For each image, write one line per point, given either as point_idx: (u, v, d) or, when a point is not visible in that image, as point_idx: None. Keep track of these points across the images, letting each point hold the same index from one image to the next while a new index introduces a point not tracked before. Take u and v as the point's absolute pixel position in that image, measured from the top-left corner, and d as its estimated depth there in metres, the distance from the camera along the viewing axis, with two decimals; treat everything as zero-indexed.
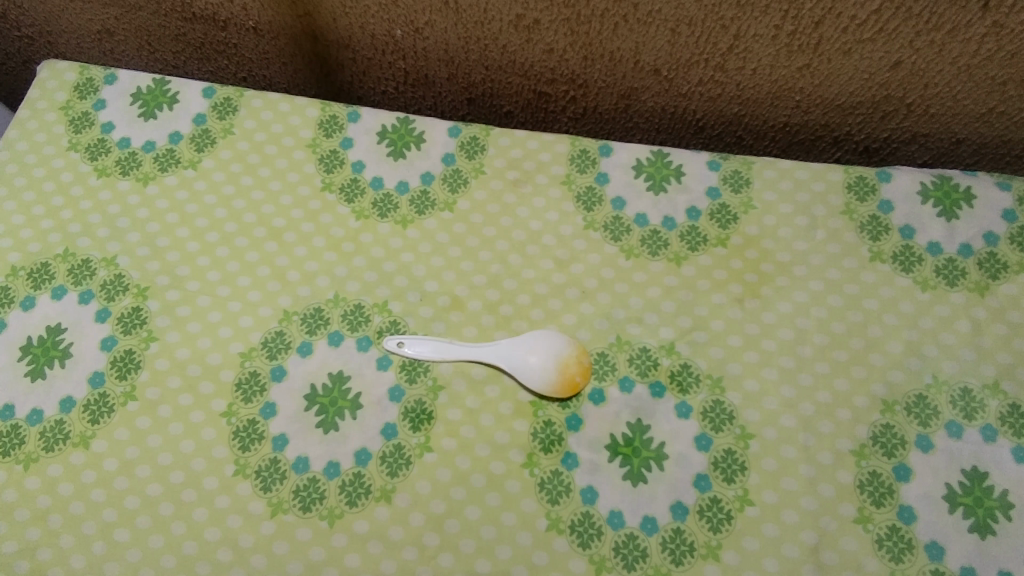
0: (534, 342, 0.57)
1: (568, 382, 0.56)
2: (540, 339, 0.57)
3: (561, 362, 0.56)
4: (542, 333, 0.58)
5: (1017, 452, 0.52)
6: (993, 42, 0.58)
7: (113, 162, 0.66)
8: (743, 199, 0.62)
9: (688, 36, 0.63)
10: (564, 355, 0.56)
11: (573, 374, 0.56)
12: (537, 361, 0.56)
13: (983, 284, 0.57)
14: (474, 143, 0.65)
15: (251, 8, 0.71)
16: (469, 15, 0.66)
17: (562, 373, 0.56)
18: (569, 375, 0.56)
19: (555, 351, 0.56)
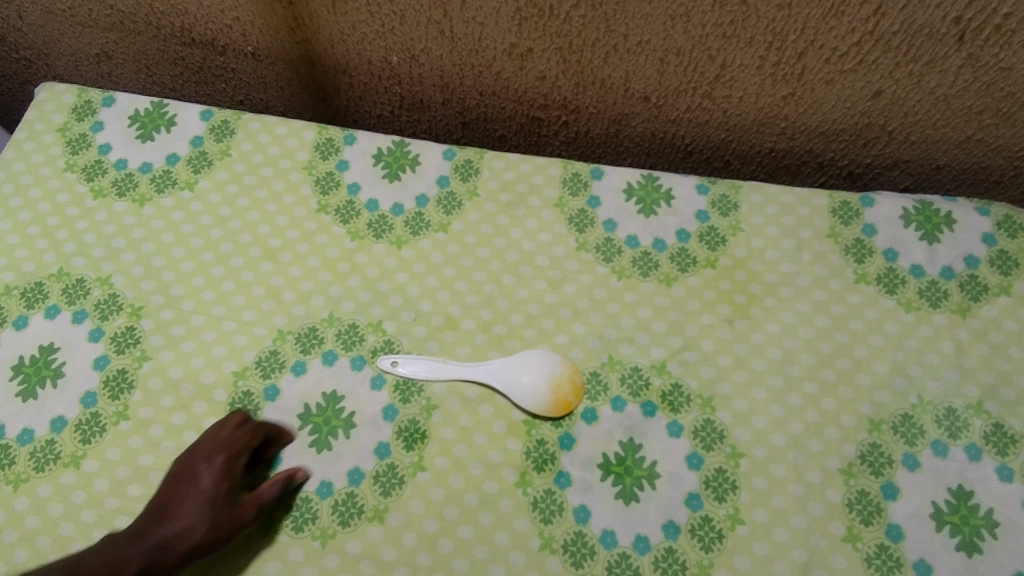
0: (525, 361, 0.58)
1: (560, 402, 0.56)
2: (533, 359, 0.58)
3: (553, 382, 0.57)
4: (534, 353, 0.58)
5: (1001, 471, 0.53)
6: (969, 73, 0.60)
7: (109, 183, 0.66)
8: (731, 222, 0.63)
9: (676, 65, 0.65)
10: (556, 375, 0.57)
11: (565, 394, 0.56)
12: (529, 381, 0.57)
13: (965, 305, 0.59)
14: (468, 165, 0.67)
15: (250, 33, 0.73)
16: (464, 43, 0.68)
17: (555, 393, 0.56)
18: (561, 395, 0.56)
19: (548, 370, 0.57)
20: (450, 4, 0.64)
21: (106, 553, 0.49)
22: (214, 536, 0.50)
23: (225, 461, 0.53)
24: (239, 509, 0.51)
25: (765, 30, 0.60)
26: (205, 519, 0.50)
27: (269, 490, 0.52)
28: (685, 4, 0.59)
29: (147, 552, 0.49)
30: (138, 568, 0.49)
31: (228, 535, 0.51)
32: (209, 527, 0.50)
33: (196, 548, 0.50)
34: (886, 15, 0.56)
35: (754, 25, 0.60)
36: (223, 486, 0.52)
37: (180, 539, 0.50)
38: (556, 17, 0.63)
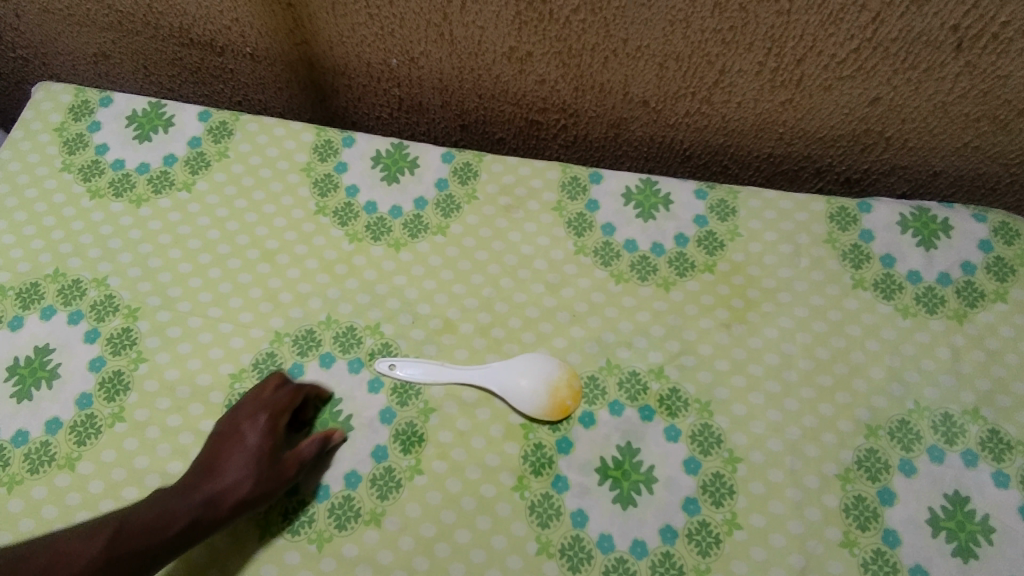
0: (523, 365, 0.58)
1: (558, 406, 0.56)
2: (531, 363, 0.58)
3: (551, 386, 0.57)
4: (533, 357, 0.58)
5: (997, 477, 0.54)
6: (966, 81, 0.60)
7: (106, 183, 0.66)
8: (730, 227, 0.63)
9: (675, 70, 0.65)
10: (554, 379, 0.57)
11: (563, 398, 0.57)
12: (527, 385, 0.57)
13: (962, 311, 0.59)
14: (467, 168, 0.67)
15: (249, 35, 0.72)
16: (463, 47, 0.68)
17: (553, 397, 0.56)
18: (559, 399, 0.56)
19: (545, 374, 0.57)
20: (450, 7, 0.64)
21: (155, 507, 0.49)
22: (260, 491, 0.51)
23: (269, 419, 0.54)
24: (282, 466, 0.52)
25: (764, 36, 0.60)
26: (251, 474, 0.51)
27: (309, 447, 0.53)
28: (685, 9, 0.59)
29: (196, 506, 0.50)
30: (187, 521, 0.49)
31: (273, 491, 0.51)
32: (255, 482, 0.51)
33: (243, 503, 0.50)
34: (884, 22, 0.57)
35: (753, 31, 0.60)
36: (268, 444, 0.53)
37: (227, 495, 0.50)
38: (556, 22, 0.63)
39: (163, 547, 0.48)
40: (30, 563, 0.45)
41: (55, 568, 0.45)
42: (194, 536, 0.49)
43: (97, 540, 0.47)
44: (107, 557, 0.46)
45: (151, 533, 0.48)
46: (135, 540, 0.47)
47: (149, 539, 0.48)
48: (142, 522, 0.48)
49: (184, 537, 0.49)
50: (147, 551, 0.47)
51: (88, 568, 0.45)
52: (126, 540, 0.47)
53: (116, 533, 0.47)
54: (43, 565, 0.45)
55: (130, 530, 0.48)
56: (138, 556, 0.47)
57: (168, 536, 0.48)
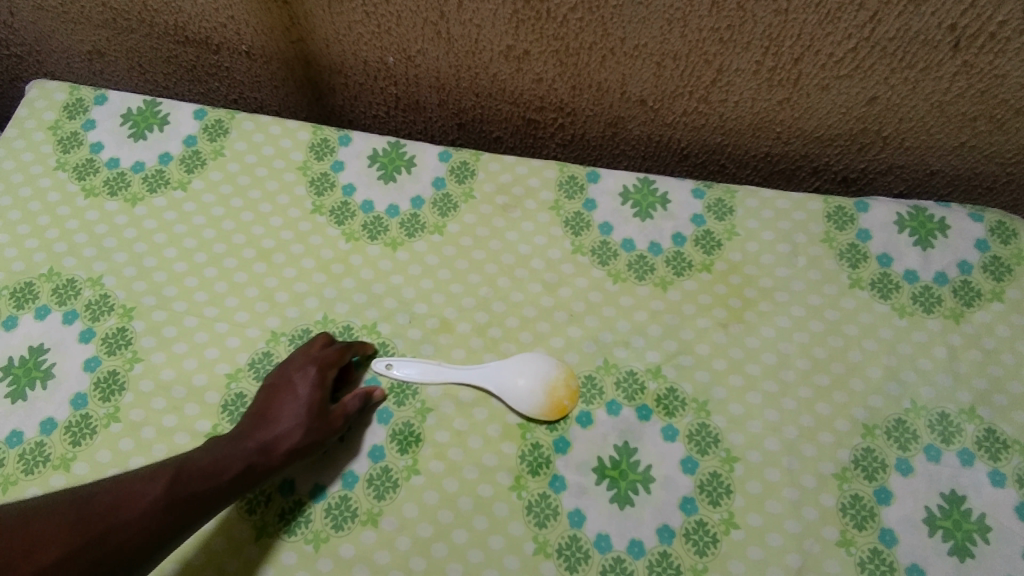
0: (520, 364, 0.58)
1: (556, 405, 0.56)
2: (529, 363, 0.58)
3: (549, 386, 0.57)
4: (530, 357, 0.58)
5: (993, 476, 0.54)
6: (963, 80, 0.60)
7: (101, 182, 0.65)
8: (727, 226, 0.63)
9: (673, 69, 0.65)
10: (552, 378, 0.57)
11: (561, 398, 0.57)
12: (525, 384, 0.57)
13: (958, 311, 0.59)
14: (464, 167, 0.66)
15: (245, 33, 0.72)
16: (460, 45, 0.68)
17: (550, 397, 0.56)
18: (557, 399, 0.56)
19: (543, 374, 0.57)
20: (447, 6, 0.64)
21: (211, 452, 0.50)
22: (311, 440, 0.52)
23: (318, 371, 0.54)
24: (331, 417, 0.53)
25: (761, 35, 0.60)
26: (302, 423, 0.52)
27: (353, 402, 0.55)
28: (683, 8, 0.59)
29: (250, 452, 0.51)
30: (242, 467, 0.50)
31: (321, 441, 0.53)
32: (306, 431, 0.52)
33: (294, 452, 0.52)
34: (882, 21, 0.57)
35: (750, 30, 0.60)
36: (319, 395, 0.54)
37: (279, 442, 0.52)
38: (553, 20, 0.63)
39: (219, 492, 0.49)
40: (97, 504, 0.45)
41: (120, 509, 0.45)
42: (248, 482, 0.50)
43: (158, 483, 0.47)
44: (169, 500, 0.47)
45: (209, 478, 0.49)
46: (194, 484, 0.48)
47: (207, 483, 0.48)
48: (199, 467, 0.49)
49: (240, 483, 0.50)
50: (206, 495, 0.48)
51: (152, 510, 0.46)
52: (186, 483, 0.48)
53: (176, 477, 0.48)
54: (109, 506, 0.45)
55: (189, 474, 0.48)
56: (197, 500, 0.48)
57: (225, 481, 0.49)
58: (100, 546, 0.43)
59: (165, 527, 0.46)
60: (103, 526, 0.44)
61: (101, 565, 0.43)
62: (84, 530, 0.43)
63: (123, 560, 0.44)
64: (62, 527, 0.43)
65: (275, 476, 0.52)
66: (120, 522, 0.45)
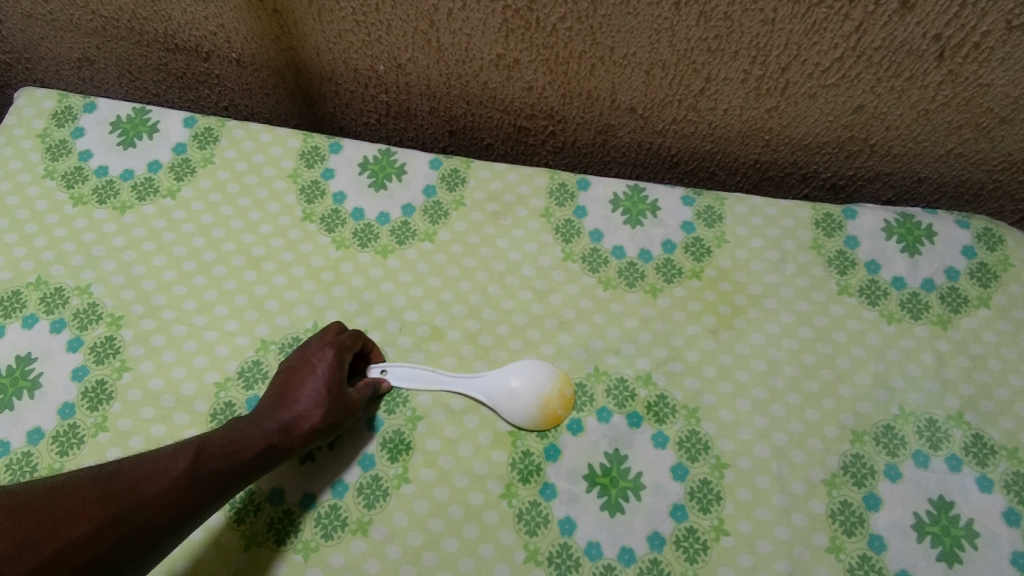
0: (516, 376, 0.58)
1: (549, 416, 0.56)
2: (526, 374, 0.58)
3: (543, 398, 0.56)
4: (528, 367, 0.58)
5: (981, 482, 0.54)
6: (949, 89, 0.61)
7: (89, 190, 0.65)
8: (717, 233, 0.64)
9: (662, 78, 0.66)
10: (547, 391, 0.57)
11: (555, 409, 0.56)
12: (519, 398, 0.56)
13: (946, 317, 0.60)
14: (455, 175, 0.66)
15: (235, 40, 0.72)
16: (450, 53, 0.68)
17: (544, 408, 0.56)
18: (551, 409, 0.56)
19: (538, 386, 0.57)
20: (437, 14, 0.64)
21: (231, 431, 0.50)
22: (331, 421, 0.53)
23: (336, 354, 0.55)
24: (349, 399, 0.54)
25: (748, 44, 0.61)
26: (322, 403, 0.53)
27: (365, 389, 0.56)
28: (671, 18, 0.60)
29: (272, 431, 0.51)
30: (263, 445, 0.50)
31: (340, 422, 0.53)
32: (326, 412, 0.53)
33: (313, 433, 0.52)
34: (867, 31, 0.57)
35: (738, 40, 0.60)
36: (338, 377, 0.54)
37: (299, 423, 0.52)
38: (543, 29, 0.63)
39: (241, 470, 0.48)
40: (121, 478, 0.43)
41: (143, 486, 0.43)
42: (269, 461, 0.50)
43: (182, 459, 0.46)
44: (193, 476, 0.45)
45: (231, 455, 0.48)
46: (216, 461, 0.47)
47: (229, 461, 0.48)
48: (220, 445, 0.48)
49: (261, 461, 0.50)
50: (227, 473, 0.47)
51: (176, 486, 0.45)
52: (209, 460, 0.47)
53: (198, 454, 0.47)
54: (134, 481, 0.43)
55: (210, 452, 0.47)
56: (219, 477, 0.47)
57: (247, 458, 0.49)
58: (125, 522, 0.42)
59: (188, 505, 0.45)
60: (128, 501, 0.42)
61: (126, 543, 0.42)
62: (108, 506, 0.42)
63: (147, 537, 0.43)
64: (86, 502, 0.41)
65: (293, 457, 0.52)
66: (145, 499, 0.43)
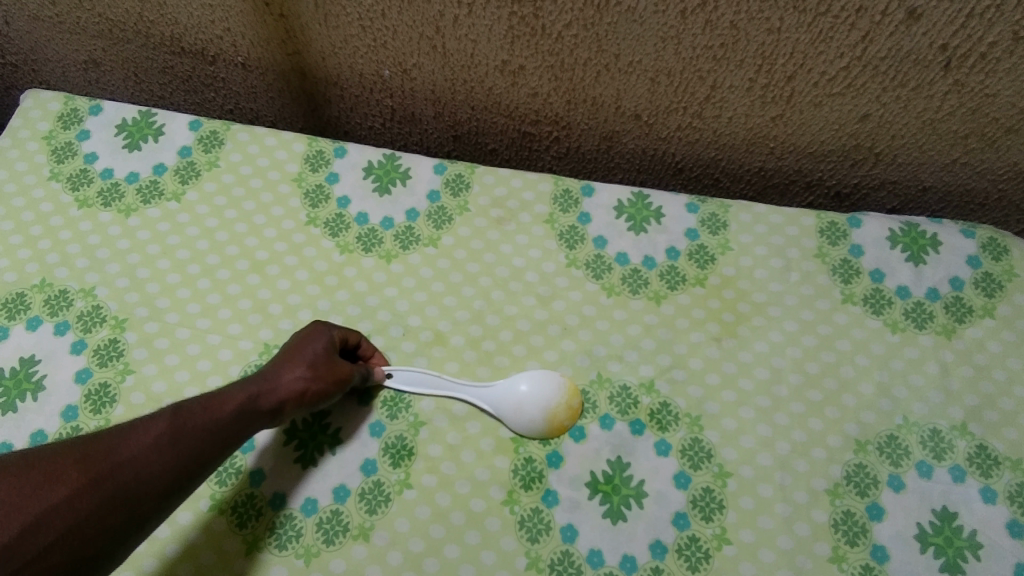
0: (520, 390, 0.57)
1: (557, 429, 0.56)
2: (537, 385, 0.57)
3: (550, 412, 0.56)
4: (541, 379, 0.58)
5: (985, 493, 0.54)
6: (954, 99, 0.61)
7: (94, 193, 0.65)
8: (721, 241, 0.64)
9: (667, 85, 0.66)
10: (554, 405, 0.56)
11: (562, 421, 0.56)
12: (526, 412, 0.56)
13: (950, 327, 0.59)
14: (459, 180, 0.67)
15: (241, 44, 0.72)
16: (456, 59, 0.68)
17: (551, 422, 0.56)
18: (558, 422, 0.56)
19: (544, 400, 0.56)
20: (443, 20, 0.64)
21: (213, 392, 0.50)
22: (316, 375, 0.53)
23: (324, 325, 0.56)
24: (334, 358, 0.54)
25: (754, 53, 0.61)
26: (307, 359, 0.53)
27: (358, 372, 0.56)
28: (676, 26, 0.60)
29: (254, 384, 0.51)
30: (244, 397, 0.50)
31: (323, 375, 0.53)
32: (311, 367, 0.53)
33: (296, 384, 0.52)
34: (873, 41, 0.57)
35: (744, 49, 0.60)
36: (325, 339, 0.55)
37: (281, 376, 0.52)
38: (549, 36, 0.63)
39: (225, 424, 0.48)
40: (99, 441, 0.43)
41: (122, 446, 0.43)
42: (250, 412, 0.50)
43: (161, 419, 0.46)
44: (173, 433, 0.45)
45: (210, 408, 0.48)
46: (195, 417, 0.47)
47: (210, 416, 0.48)
48: (198, 402, 0.48)
49: (242, 414, 0.49)
50: (211, 429, 0.47)
51: (157, 443, 0.44)
52: (189, 417, 0.47)
53: (176, 412, 0.47)
54: (112, 443, 0.43)
55: (189, 409, 0.47)
56: (202, 433, 0.47)
57: (228, 411, 0.49)
58: (109, 482, 0.42)
59: (175, 461, 0.45)
60: (109, 462, 0.42)
61: (114, 503, 0.42)
62: (88, 468, 0.41)
63: (137, 496, 0.43)
64: (66, 466, 0.41)
65: (276, 413, 0.52)
66: (126, 458, 0.43)
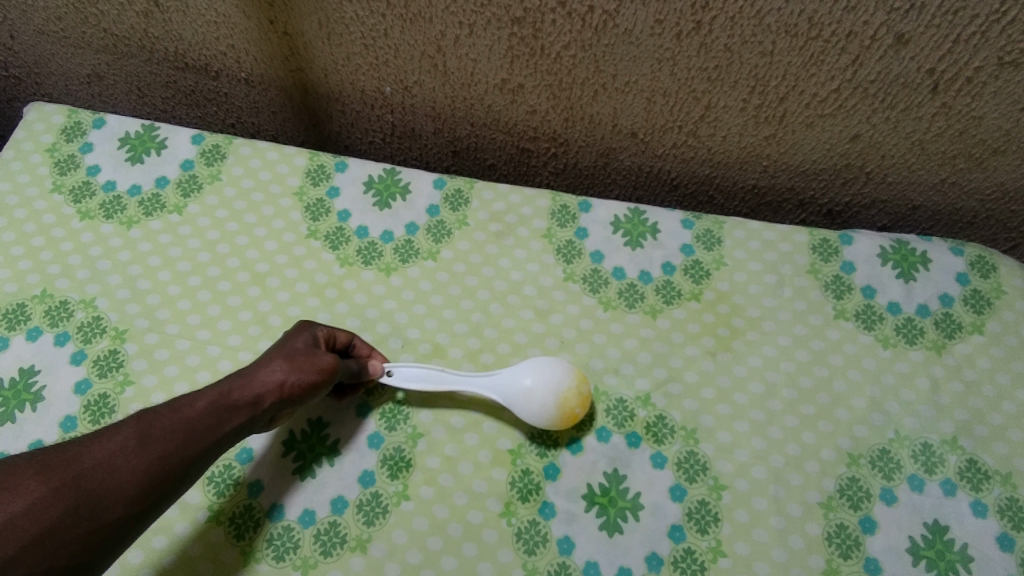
0: (529, 378, 0.57)
1: (568, 416, 0.56)
2: (545, 370, 0.57)
3: (561, 396, 0.56)
4: (549, 364, 0.58)
5: (975, 506, 0.54)
6: (942, 121, 0.62)
7: (96, 205, 0.66)
8: (715, 257, 0.65)
9: (663, 105, 0.67)
10: (564, 389, 0.56)
11: (573, 407, 0.56)
12: (535, 398, 0.56)
13: (940, 342, 0.61)
14: (459, 195, 0.67)
15: (245, 61, 0.73)
16: (456, 77, 0.70)
17: (562, 408, 0.55)
18: (569, 408, 0.56)
19: (554, 385, 0.56)
20: (444, 40, 0.66)
21: (187, 394, 0.50)
22: (293, 366, 0.53)
23: (307, 326, 0.57)
24: (315, 352, 0.54)
25: (748, 75, 0.62)
26: (285, 352, 0.54)
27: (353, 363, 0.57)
28: (672, 48, 0.61)
29: (228, 381, 0.51)
30: (215, 394, 0.50)
31: (302, 368, 0.53)
32: (288, 359, 0.53)
33: (273, 378, 0.52)
34: (864, 65, 0.59)
35: (737, 71, 0.62)
36: (307, 335, 0.56)
37: (256, 372, 0.52)
38: (547, 56, 0.65)
39: (197, 423, 0.48)
40: (64, 451, 0.44)
41: (85, 455, 0.44)
42: (224, 409, 0.49)
43: (125, 425, 0.46)
44: (139, 436, 0.45)
45: (178, 409, 0.48)
46: (164, 419, 0.47)
47: (179, 416, 0.47)
48: (166, 406, 0.48)
49: (215, 411, 0.49)
50: (181, 428, 0.47)
51: (122, 448, 0.45)
52: (155, 419, 0.46)
53: (142, 417, 0.47)
54: (77, 452, 0.44)
55: (156, 412, 0.47)
56: (171, 434, 0.46)
57: (198, 409, 0.48)
58: (73, 489, 0.42)
59: (142, 464, 0.45)
60: (73, 470, 0.43)
61: (81, 508, 0.42)
62: (50, 478, 0.42)
63: (105, 501, 0.43)
64: (28, 477, 0.42)
65: (255, 409, 0.51)
66: (90, 466, 0.44)
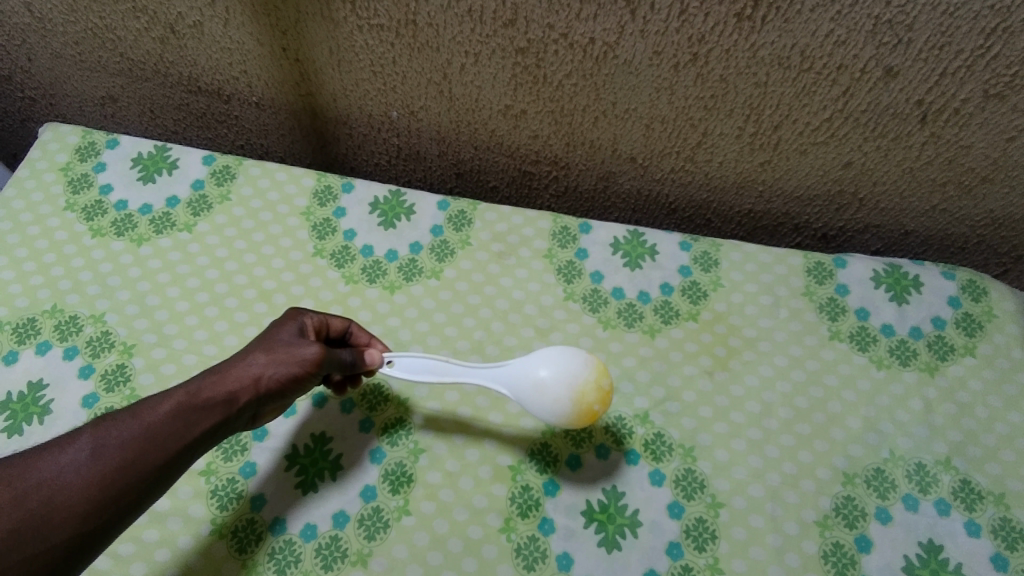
0: (543, 369, 0.56)
1: (586, 410, 0.54)
2: (561, 361, 0.56)
3: (578, 391, 0.54)
4: (565, 355, 0.56)
5: (969, 526, 0.55)
6: (931, 149, 0.64)
7: (108, 223, 0.68)
8: (712, 278, 0.66)
9: (661, 132, 0.69)
10: (580, 382, 0.55)
11: (591, 403, 0.54)
12: (551, 392, 0.55)
13: (933, 364, 0.62)
14: (462, 216, 0.69)
15: (256, 86, 0.76)
16: (461, 103, 0.72)
17: (579, 403, 0.54)
18: (586, 403, 0.54)
19: (571, 377, 0.55)
20: (450, 68, 0.68)
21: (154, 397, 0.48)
22: (272, 358, 0.52)
23: (291, 319, 0.56)
24: (297, 344, 0.53)
25: (743, 104, 0.64)
26: (266, 345, 0.53)
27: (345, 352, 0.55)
28: (670, 78, 0.63)
29: (199, 378, 0.49)
30: (182, 395, 0.48)
31: (280, 363, 0.52)
32: (267, 352, 0.52)
33: (248, 376, 0.51)
34: (854, 96, 0.61)
35: (733, 100, 0.64)
36: (294, 326, 0.56)
37: (229, 369, 0.51)
38: (549, 84, 0.67)
39: (161, 429, 0.46)
40: (12, 466, 0.43)
41: (32, 472, 0.43)
42: (193, 411, 0.48)
43: (79, 438, 0.45)
44: (92, 449, 0.44)
45: (139, 415, 0.46)
46: (122, 427, 0.45)
47: (139, 423, 0.46)
48: (126, 413, 0.46)
49: (181, 413, 0.47)
50: (141, 436, 0.45)
51: (74, 463, 0.43)
52: (113, 428, 0.45)
53: (98, 426, 0.45)
54: (26, 468, 0.43)
55: (114, 420, 0.46)
56: (130, 442, 0.45)
57: (161, 414, 0.47)
58: (18, 508, 0.41)
59: (95, 479, 0.43)
60: (19, 487, 0.42)
61: (26, 527, 0.41)
62: None
63: (54, 519, 0.41)
64: None
65: (228, 408, 0.49)
66: (37, 482, 0.42)
